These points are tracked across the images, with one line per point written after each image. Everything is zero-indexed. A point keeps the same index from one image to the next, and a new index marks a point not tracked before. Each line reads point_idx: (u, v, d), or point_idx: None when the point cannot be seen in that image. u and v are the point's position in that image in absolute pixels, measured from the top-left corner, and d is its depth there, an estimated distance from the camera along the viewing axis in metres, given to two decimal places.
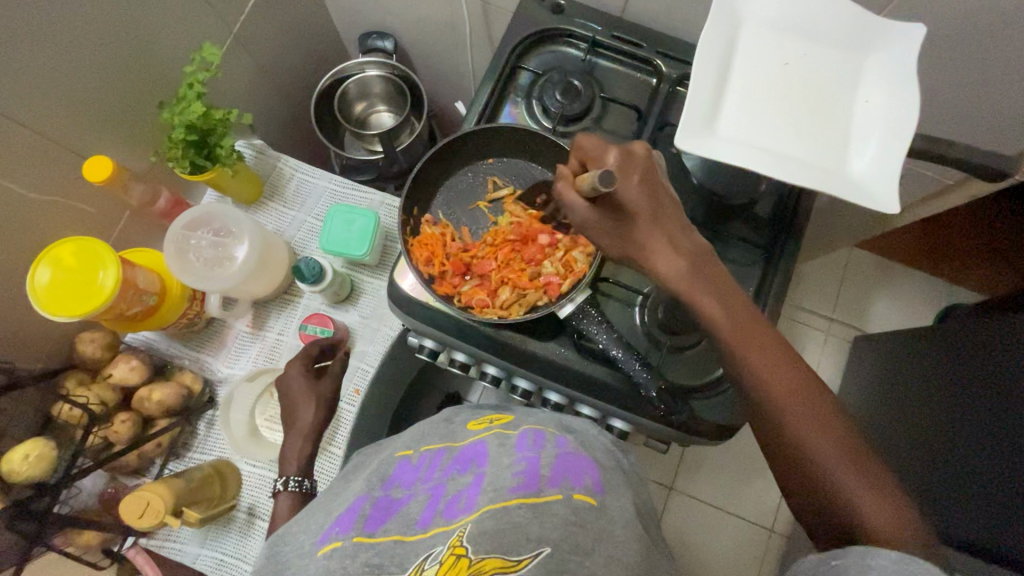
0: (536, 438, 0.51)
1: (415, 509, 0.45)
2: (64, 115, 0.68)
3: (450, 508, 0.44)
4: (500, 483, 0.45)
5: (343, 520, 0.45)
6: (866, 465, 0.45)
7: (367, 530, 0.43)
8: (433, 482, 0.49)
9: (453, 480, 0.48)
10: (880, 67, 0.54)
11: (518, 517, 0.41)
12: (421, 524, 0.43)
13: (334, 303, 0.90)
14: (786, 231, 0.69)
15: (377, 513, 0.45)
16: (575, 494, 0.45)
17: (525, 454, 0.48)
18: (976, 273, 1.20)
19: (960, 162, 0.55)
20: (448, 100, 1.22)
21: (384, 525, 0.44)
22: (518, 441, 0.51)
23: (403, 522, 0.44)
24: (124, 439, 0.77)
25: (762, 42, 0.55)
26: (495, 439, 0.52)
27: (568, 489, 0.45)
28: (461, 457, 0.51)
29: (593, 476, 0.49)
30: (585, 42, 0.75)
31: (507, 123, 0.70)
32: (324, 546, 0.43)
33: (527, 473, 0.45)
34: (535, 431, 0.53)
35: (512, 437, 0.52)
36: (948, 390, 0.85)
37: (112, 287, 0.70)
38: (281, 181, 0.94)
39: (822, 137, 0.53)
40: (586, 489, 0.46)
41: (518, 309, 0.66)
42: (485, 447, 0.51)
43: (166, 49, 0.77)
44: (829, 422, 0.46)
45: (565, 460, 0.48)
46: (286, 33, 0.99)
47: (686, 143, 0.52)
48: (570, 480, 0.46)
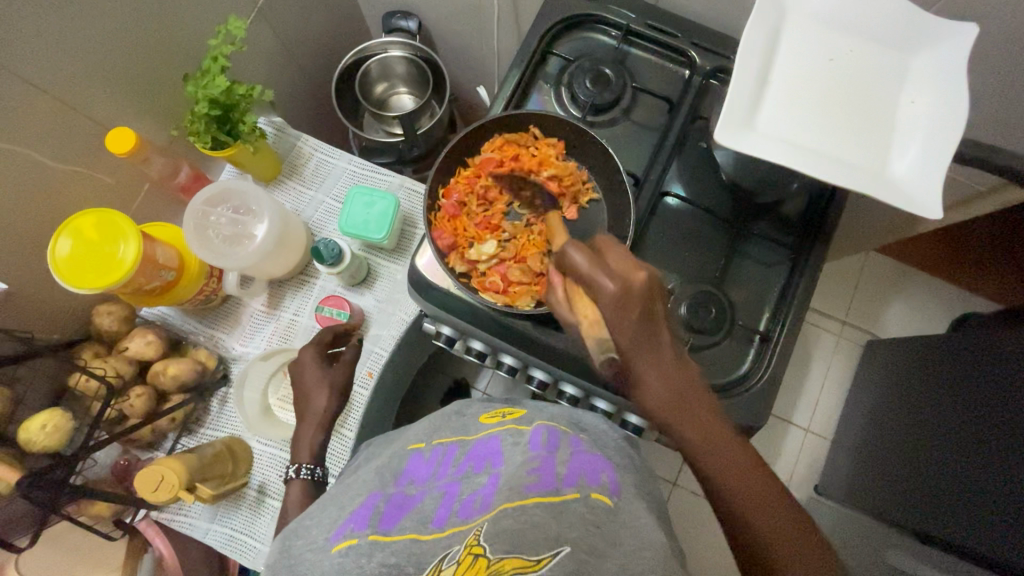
0: (550, 435, 0.50)
1: (430, 507, 0.45)
2: (89, 86, 0.67)
3: (466, 507, 0.44)
4: (516, 481, 0.44)
5: (358, 517, 0.44)
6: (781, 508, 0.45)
7: (383, 528, 0.43)
8: (447, 478, 0.48)
9: (467, 477, 0.47)
10: (927, 68, 0.53)
11: (537, 517, 0.40)
12: (436, 522, 0.43)
13: (350, 286, 0.89)
14: (814, 233, 0.67)
15: (392, 510, 0.45)
16: (592, 494, 0.44)
17: (539, 452, 0.47)
18: (995, 282, 1.18)
19: (1004, 168, 0.54)
20: (469, 84, 1.20)
21: (399, 522, 0.43)
22: (531, 437, 0.50)
23: (418, 520, 0.43)
24: (139, 413, 0.77)
25: (807, 38, 0.53)
26: (508, 436, 0.51)
27: (585, 489, 0.45)
28: (474, 452, 0.50)
29: (610, 475, 0.48)
30: (617, 30, 0.73)
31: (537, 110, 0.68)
32: (338, 542, 0.42)
33: (543, 471, 0.45)
34: (548, 427, 0.52)
35: (525, 433, 0.51)
36: (962, 400, 0.84)
37: (133, 260, 0.69)
38: (300, 161, 0.93)
39: (864, 137, 0.52)
40: (601, 489, 0.46)
41: (528, 300, 0.66)
42: (498, 444, 0.50)
43: (191, 21, 0.76)
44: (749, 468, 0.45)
45: (581, 459, 0.48)
46: (310, 8, 0.97)
47: (725, 137, 0.50)
48: (586, 479, 0.46)
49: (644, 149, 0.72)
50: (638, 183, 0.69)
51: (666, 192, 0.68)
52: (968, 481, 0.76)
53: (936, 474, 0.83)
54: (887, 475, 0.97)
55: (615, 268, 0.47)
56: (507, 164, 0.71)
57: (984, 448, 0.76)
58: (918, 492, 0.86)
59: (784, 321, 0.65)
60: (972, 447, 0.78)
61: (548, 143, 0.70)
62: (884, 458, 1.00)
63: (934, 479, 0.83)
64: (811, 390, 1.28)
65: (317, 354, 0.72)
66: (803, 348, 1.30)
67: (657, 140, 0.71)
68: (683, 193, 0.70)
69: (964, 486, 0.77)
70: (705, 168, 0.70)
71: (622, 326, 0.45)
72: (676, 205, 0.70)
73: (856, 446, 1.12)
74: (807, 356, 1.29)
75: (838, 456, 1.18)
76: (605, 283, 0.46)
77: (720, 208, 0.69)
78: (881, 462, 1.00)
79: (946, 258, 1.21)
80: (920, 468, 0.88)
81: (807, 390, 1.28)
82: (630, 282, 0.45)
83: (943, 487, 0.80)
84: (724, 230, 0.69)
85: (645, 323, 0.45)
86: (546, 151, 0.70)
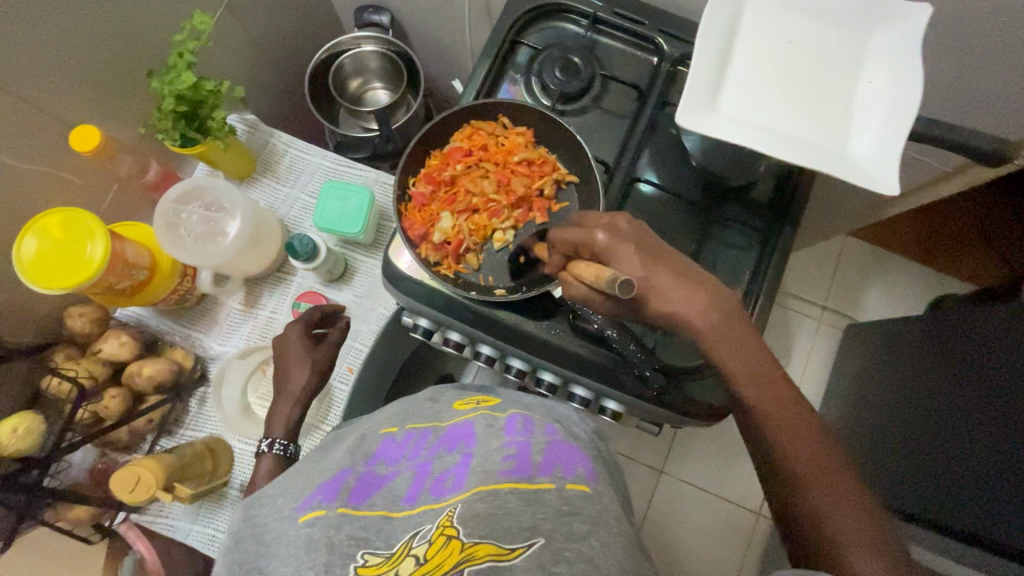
0: (525, 423, 0.51)
1: (401, 486, 0.45)
2: (52, 83, 0.66)
3: (437, 486, 0.44)
4: (489, 467, 0.45)
5: (327, 489, 0.44)
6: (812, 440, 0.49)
7: (352, 502, 0.43)
8: (419, 459, 0.48)
9: (440, 458, 0.48)
10: (885, 46, 0.53)
11: (509, 503, 0.40)
12: (407, 500, 0.43)
13: (328, 282, 0.89)
14: (785, 214, 0.68)
15: (361, 487, 0.45)
16: (567, 484, 0.43)
17: (515, 439, 0.48)
18: (969, 263, 1.20)
19: (961, 145, 0.55)
20: (446, 77, 1.20)
21: (369, 499, 0.44)
22: (506, 424, 0.50)
23: (389, 498, 0.44)
24: (115, 415, 0.77)
25: (766, 21, 0.54)
26: (482, 420, 0.51)
27: (560, 478, 0.44)
28: (447, 436, 0.50)
29: (586, 466, 0.47)
30: (586, 18, 0.74)
31: (508, 101, 0.69)
32: (306, 513, 0.42)
33: (518, 457, 0.45)
34: (522, 415, 0.52)
35: (501, 420, 0.51)
36: (940, 378, 0.86)
37: (102, 259, 0.68)
38: (274, 157, 0.93)
39: (824, 118, 0.53)
40: (578, 478, 0.45)
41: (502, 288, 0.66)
42: (472, 427, 0.50)
43: (156, 16, 0.75)
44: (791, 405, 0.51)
45: (556, 449, 0.47)
46: (280, 3, 0.96)
47: (688, 119, 0.51)
48: (562, 469, 0.45)
49: (615, 136, 0.72)
50: (609, 169, 0.70)
51: (638, 178, 0.69)
52: (948, 459, 0.77)
53: (918, 452, 0.84)
54: (866, 453, 0.98)
55: (598, 224, 0.52)
56: (474, 154, 0.71)
57: (964, 425, 0.77)
58: (901, 469, 0.87)
59: (756, 302, 0.66)
60: (952, 425, 0.79)
61: (516, 132, 0.71)
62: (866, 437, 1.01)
63: (917, 455, 0.84)
64: (793, 375, 1.29)
65: (302, 333, 0.72)
66: (784, 334, 1.31)
67: (627, 127, 0.71)
68: (655, 179, 0.70)
69: (943, 463, 0.78)
70: (676, 154, 0.70)
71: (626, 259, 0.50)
72: (649, 191, 0.70)
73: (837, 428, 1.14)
74: (789, 342, 1.31)
75: None
76: (597, 233, 0.51)
77: (692, 193, 0.70)
78: (861, 441, 1.02)
79: (921, 241, 1.23)
80: (902, 446, 0.89)
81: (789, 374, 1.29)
82: (615, 223, 0.52)
83: (925, 465, 0.82)
84: (695, 215, 0.70)
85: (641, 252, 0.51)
86: (512, 139, 0.71)
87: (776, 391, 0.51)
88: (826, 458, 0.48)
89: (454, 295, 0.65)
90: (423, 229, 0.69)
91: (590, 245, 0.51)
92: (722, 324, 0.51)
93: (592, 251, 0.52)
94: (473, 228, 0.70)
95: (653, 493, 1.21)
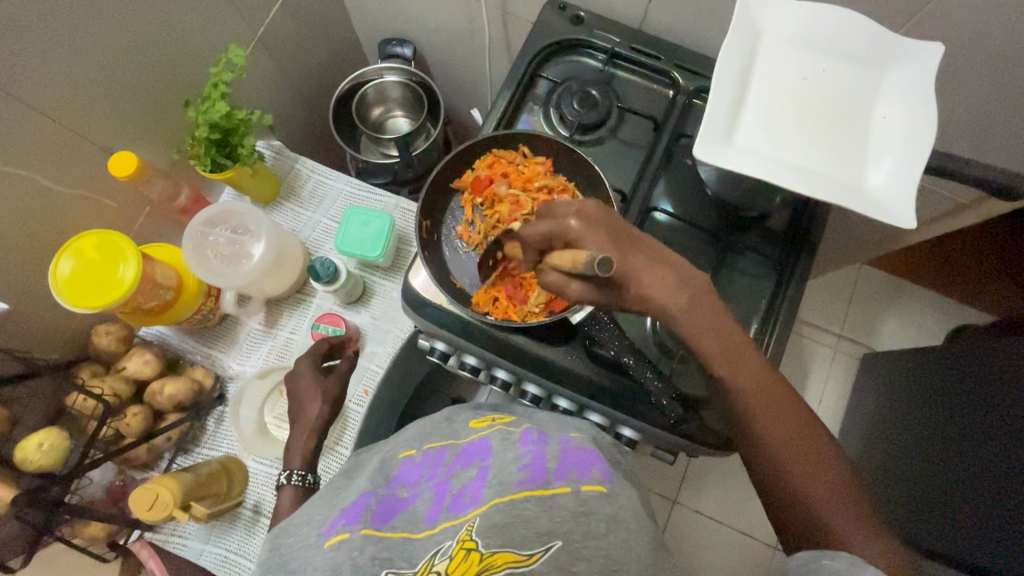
0: (540, 435, 0.50)
1: (421, 507, 0.46)
2: (94, 111, 0.70)
3: (457, 502, 0.44)
4: (505, 477, 0.44)
5: (349, 512, 0.45)
6: (776, 400, 0.50)
7: (374, 523, 0.44)
8: (438, 478, 0.48)
9: (457, 474, 0.47)
10: (898, 83, 0.55)
11: (526, 511, 0.41)
12: (428, 520, 0.44)
13: (346, 304, 0.90)
14: (800, 245, 0.69)
15: (383, 509, 0.45)
16: (582, 486, 0.44)
17: (529, 449, 0.47)
18: (988, 293, 1.19)
19: (978, 178, 0.55)
20: (464, 106, 1.23)
21: (391, 521, 0.44)
22: (521, 436, 0.50)
23: (409, 520, 0.44)
24: (136, 432, 0.78)
25: (782, 57, 0.56)
26: (498, 434, 0.50)
27: (575, 481, 0.44)
28: (464, 453, 0.50)
29: (600, 467, 0.47)
30: (603, 53, 0.76)
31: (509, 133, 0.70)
32: (331, 538, 0.43)
33: (533, 466, 0.45)
34: (537, 428, 0.51)
35: (515, 433, 0.50)
36: (964, 408, 0.84)
37: (131, 281, 0.70)
38: (298, 182, 0.96)
39: (839, 152, 0.54)
40: (592, 479, 0.45)
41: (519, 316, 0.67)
42: (487, 442, 0.50)
43: (194, 49, 0.79)
44: (751, 364, 0.50)
45: (570, 455, 0.47)
46: (308, 37, 1.01)
47: (704, 152, 0.52)
48: (576, 473, 0.45)
49: (631, 167, 0.74)
50: (626, 199, 0.71)
51: (654, 208, 0.70)
52: (971, 491, 0.75)
53: (940, 484, 0.82)
54: (885, 487, 0.96)
55: (568, 212, 0.49)
56: (494, 183, 0.72)
57: (986, 457, 0.75)
58: (921, 501, 0.85)
59: (773, 332, 0.66)
60: (973, 457, 0.77)
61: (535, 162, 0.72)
62: (884, 470, 0.99)
63: (939, 488, 0.82)
64: (808, 406, 1.27)
65: (311, 366, 0.74)
66: (800, 363, 1.30)
67: (643, 157, 0.73)
68: (671, 208, 0.71)
69: (967, 497, 0.76)
70: (691, 184, 0.72)
71: (599, 243, 0.47)
72: (664, 220, 0.71)
73: (856, 461, 1.11)
74: (804, 371, 1.29)
75: None
76: (569, 221, 0.48)
77: (707, 223, 0.71)
78: (881, 475, 1.00)
79: (939, 270, 1.22)
80: (924, 477, 0.87)
81: (806, 404, 1.27)
82: (586, 209, 0.49)
83: (947, 499, 0.79)
84: (711, 243, 0.70)
85: (615, 240, 0.48)
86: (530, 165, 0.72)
87: (720, 338, 0.50)
88: (774, 398, 0.50)
89: (473, 319, 0.66)
90: (451, 262, 0.72)
91: (562, 233, 0.48)
92: (691, 305, 0.48)
93: (568, 241, 0.48)
94: None
95: (667, 523, 1.18)
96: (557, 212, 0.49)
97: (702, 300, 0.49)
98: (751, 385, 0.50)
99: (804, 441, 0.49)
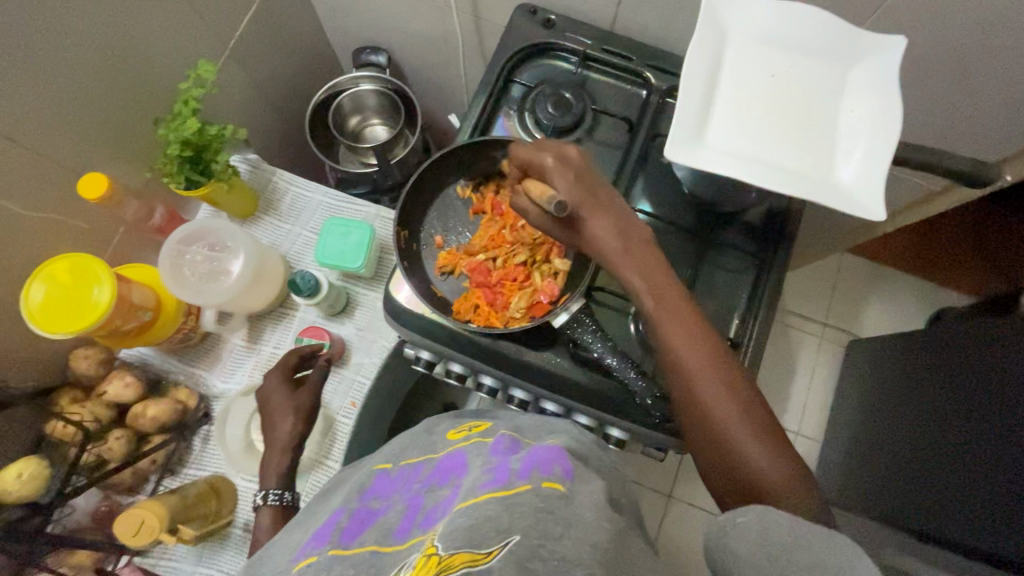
0: (512, 445, 0.50)
1: (392, 520, 0.45)
2: (61, 134, 0.68)
3: (427, 518, 0.44)
4: (472, 485, 0.44)
5: (320, 536, 0.46)
6: (728, 384, 0.49)
7: (343, 543, 0.44)
8: (412, 492, 0.48)
9: (432, 491, 0.47)
10: (863, 77, 0.56)
11: (489, 511, 0.40)
12: (397, 535, 0.43)
13: (329, 317, 0.90)
14: (777, 239, 0.70)
15: (353, 525, 0.46)
16: (543, 482, 0.43)
17: (500, 457, 0.47)
18: (967, 276, 1.21)
19: (946, 168, 0.56)
20: (442, 111, 1.23)
21: (360, 537, 0.44)
22: (494, 446, 0.50)
23: (380, 532, 0.44)
24: (119, 457, 0.77)
25: (748, 55, 0.56)
26: (473, 448, 0.50)
27: (537, 479, 0.43)
28: (441, 467, 0.50)
29: (564, 465, 0.46)
30: (575, 56, 0.76)
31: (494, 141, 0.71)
32: (299, 562, 0.43)
33: (497, 470, 0.45)
34: (512, 437, 0.51)
35: (489, 444, 0.50)
36: (946, 392, 0.85)
37: (108, 303, 0.70)
38: (277, 196, 0.95)
39: (809, 148, 0.54)
40: (554, 477, 0.44)
41: (503, 321, 0.67)
42: (463, 456, 0.50)
43: (162, 65, 0.78)
44: (700, 341, 0.51)
45: (536, 455, 0.47)
46: (280, 48, 1.00)
47: (676, 153, 0.53)
48: (539, 471, 0.44)
49: (608, 168, 0.74)
50: None
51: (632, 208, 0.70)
52: (956, 474, 0.76)
53: (927, 468, 0.83)
54: (875, 473, 0.97)
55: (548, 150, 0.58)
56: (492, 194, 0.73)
57: (969, 440, 0.76)
58: (908, 485, 0.86)
59: (753, 326, 0.67)
60: (957, 440, 0.78)
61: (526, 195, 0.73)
62: (872, 456, 1.00)
63: (925, 472, 0.83)
64: (797, 396, 1.28)
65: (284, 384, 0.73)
66: (787, 353, 1.31)
67: (620, 158, 0.73)
68: (650, 208, 0.71)
69: (953, 480, 0.77)
70: (668, 182, 0.72)
71: (565, 181, 0.56)
72: (643, 220, 0.71)
73: (844, 448, 1.13)
74: (791, 361, 1.31)
75: (829, 458, 1.18)
76: (545, 158, 0.57)
77: (686, 221, 0.71)
78: (869, 461, 1.01)
79: (918, 255, 1.23)
80: (910, 462, 0.88)
81: (795, 393, 1.29)
82: (564, 153, 0.58)
83: (934, 483, 0.80)
84: (691, 241, 0.71)
85: (579, 180, 0.56)
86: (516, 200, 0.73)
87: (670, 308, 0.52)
88: (726, 380, 0.49)
89: (456, 328, 0.66)
90: (434, 274, 0.72)
91: (537, 166, 0.57)
92: (627, 250, 0.55)
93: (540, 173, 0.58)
94: (499, 272, 0.70)
95: (662, 518, 1.19)
96: (540, 147, 0.58)
97: (644, 261, 0.55)
98: (686, 341, 0.51)
99: (753, 427, 0.48)
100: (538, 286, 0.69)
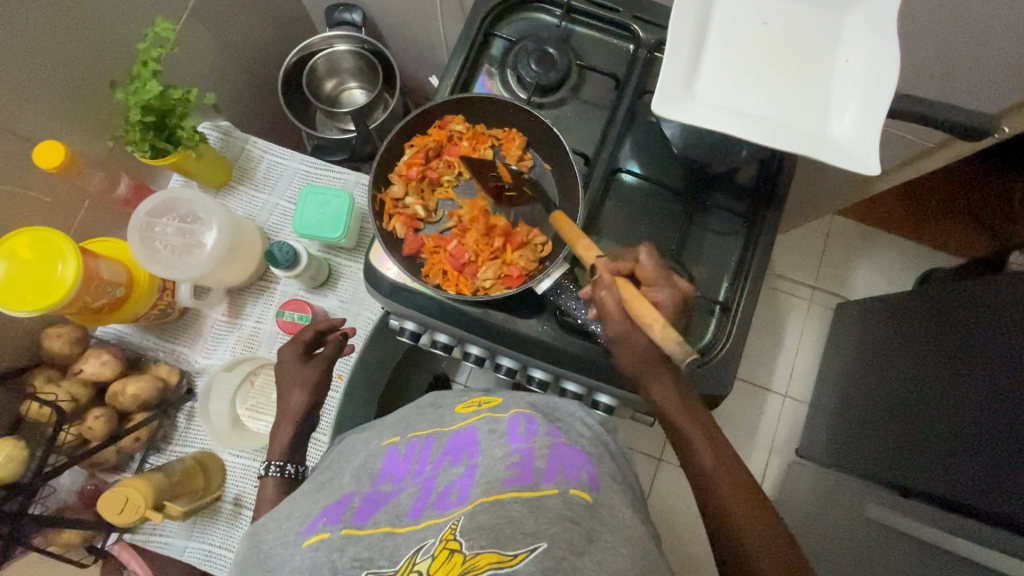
0: (528, 424, 0.49)
1: (405, 501, 0.45)
2: (14, 102, 0.64)
3: (442, 500, 0.44)
4: (494, 476, 0.44)
5: (332, 509, 0.45)
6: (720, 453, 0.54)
7: (355, 522, 0.44)
8: (425, 475, 0.47)
9: (444, 472, 0.47)
10: (861, 24, 0.53)
11: (513, 512, 0.40)
12: (411, 515, 0.43)
13: (311, 289, 0.88)
14: (767, 198, 0.67)
15: (366, 504, 0.45)
16: (571, 489, 0.42)
17: (519, 446, 0.46)
18: (955, 235, 1.20)
19: (942, 121, 0.54)
20: (422, 73, 1.18)
21: (373, 517, 0.44)
22: (508, 428, 0.49)
23: (393, 513, 0.44)
24: (100, 436, 0.75)
25: (742, 3, 0.53)
26: (484, 425, 0.50)
27: (563, 484, 0.43)
28: (452, 446, 0.49)
29: (590, 470, 0.46)
30: (559, 8, 0.72)
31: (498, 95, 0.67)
32: (311, 537, 0.44)
33: (522, 466, 0.44)
34: (526, 415, 0.50)
35: (503, 423, 0.50)
36: (933, 352, 0.85)
37: (73, 279, 0.67)
38: (250, 164, 0.91)
39: (803, 100, 0.52)
40: (581, 484, 0.44)
41: (473, 286, 0.66)
42: (475, 435, 0.50)
43: (118, 25, 0.73)
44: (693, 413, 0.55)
45: (561, 452, 0.46)
46: (247, 7, 0.94)
47: (665, 108, 0.50)
48: (566, 475, 0.44)
49: (595, 128, 0.71)
50: (589, 162, 0.68)
51: (620, 169, 0.68)
52: (943, 434, 0.77)
53: (912, 427, 0.84)
54: (861, 433, 0.99)
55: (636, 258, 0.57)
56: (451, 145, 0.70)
57: (956, 398, 0.76)
58: (894, 442, 0.87)
59: (745, 290, 0.65)
60: (943, 399, 0.79)
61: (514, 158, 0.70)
62: (860, 416, 1.02)
63: (910, 430, 0.84)
64: (784, 359, 1.29)
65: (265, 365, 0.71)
66: (775, 317, 1.31)
67: (606, 117, 0.70)
68: (638, 169, 0.69)
69: (939, 438, 0.77)
70: (656, 142, 0.69)
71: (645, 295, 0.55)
72: (631, 181, 0.69)
73: (832, 408, 1.14)
74: (780, 325, 1.31)
75: (815, 419, 1.20)
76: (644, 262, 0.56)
77: (674, 182, 0.69)
78: (857, 422, 1.02)
79: (907, 216, 1.22)
80: (896, 422, 0.89)
81: (783, 356, 1.29)
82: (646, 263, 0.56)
83: (919, 441, 0.81)
84: (679, 202, 0.69)
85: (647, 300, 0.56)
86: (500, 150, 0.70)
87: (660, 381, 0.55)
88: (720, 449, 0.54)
89: (442, 297, 0.64)
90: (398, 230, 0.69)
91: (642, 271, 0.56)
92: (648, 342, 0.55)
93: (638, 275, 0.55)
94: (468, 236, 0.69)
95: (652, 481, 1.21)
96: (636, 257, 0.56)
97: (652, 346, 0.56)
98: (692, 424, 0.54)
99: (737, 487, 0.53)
100: (509, 254, 0.67)
